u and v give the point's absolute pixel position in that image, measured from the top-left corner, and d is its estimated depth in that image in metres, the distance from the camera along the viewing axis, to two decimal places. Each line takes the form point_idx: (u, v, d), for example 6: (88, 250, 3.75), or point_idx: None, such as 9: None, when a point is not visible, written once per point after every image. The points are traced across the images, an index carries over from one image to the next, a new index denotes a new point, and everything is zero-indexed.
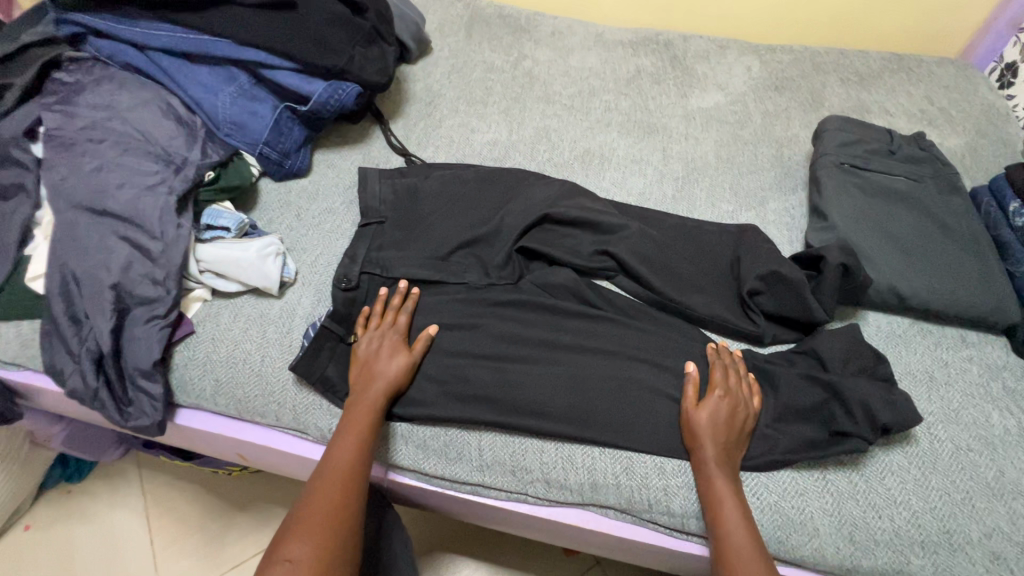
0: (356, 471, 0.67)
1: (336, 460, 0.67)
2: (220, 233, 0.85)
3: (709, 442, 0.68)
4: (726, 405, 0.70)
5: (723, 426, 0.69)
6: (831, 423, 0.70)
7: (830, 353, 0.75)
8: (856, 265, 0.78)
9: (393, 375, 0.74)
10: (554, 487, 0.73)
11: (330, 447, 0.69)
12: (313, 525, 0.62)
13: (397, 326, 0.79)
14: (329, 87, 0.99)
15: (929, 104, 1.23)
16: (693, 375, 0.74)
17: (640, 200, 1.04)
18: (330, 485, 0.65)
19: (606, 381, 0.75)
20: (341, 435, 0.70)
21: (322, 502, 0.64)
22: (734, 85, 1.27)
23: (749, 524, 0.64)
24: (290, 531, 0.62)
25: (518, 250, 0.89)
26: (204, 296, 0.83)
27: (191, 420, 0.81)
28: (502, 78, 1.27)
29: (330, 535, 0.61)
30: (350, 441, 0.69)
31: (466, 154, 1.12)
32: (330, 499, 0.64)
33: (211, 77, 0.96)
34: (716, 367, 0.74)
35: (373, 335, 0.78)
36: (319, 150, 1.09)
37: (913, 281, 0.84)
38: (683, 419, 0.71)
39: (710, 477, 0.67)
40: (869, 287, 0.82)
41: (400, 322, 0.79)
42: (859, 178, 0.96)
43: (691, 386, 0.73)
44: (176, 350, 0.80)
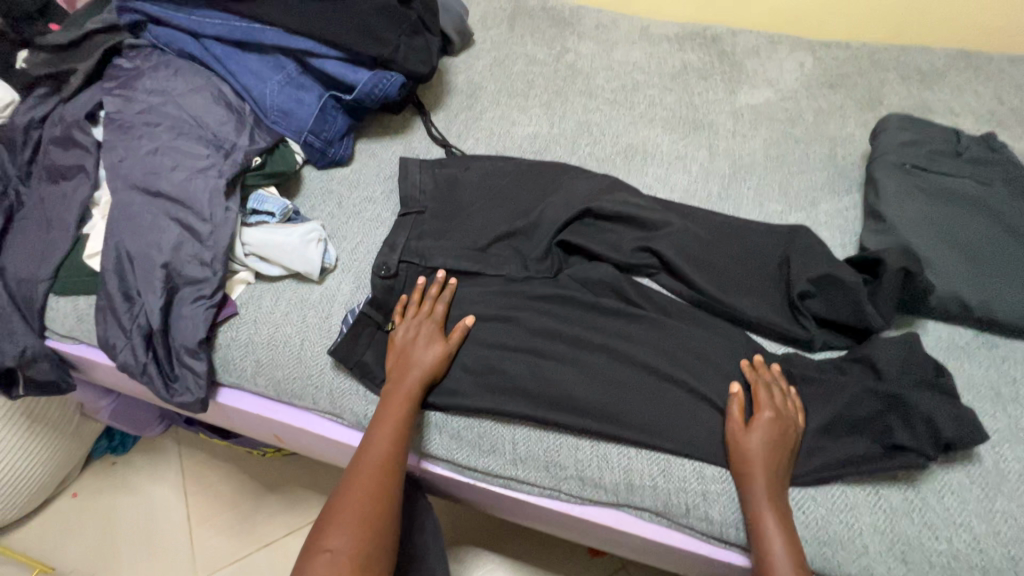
0: (392, 462, 0.67)
1: (372, 451, 0.68)
2: (265, 218, 0.88)
3: (758, 464, 0.65)
4: (776, 425, 0.66)
5: (773, 447, 0.66)
6: (887, 435, 0.66)
7: (888, 362, 0.71)
8: (917, 269, 0.74)
9: (431, 365, 0.74)
10: (589, 486, 0.71)
11: (367, 439, 0.69)
12: (347, 514, 0.63)
13: (434, 314, 0.79)
14: (374, 76, 0.99)
15: (998, 104, 1.15)
16: (739, 395, 0.70)
17: (683, 198, 1.01)
18: (366, 475, 0.66)
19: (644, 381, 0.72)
20: (378, 426, 0.70)
21: (358, 493, 0.65)
22: (785, 81, 1.22)
23: (798, 551, 0.62)
24: (328, 521, 0.63)
25: (557, 243, 0.87)
26: (248, 279, 0.85)
27: (232, 399, 0.83)
28: (544, 71, 1.26)
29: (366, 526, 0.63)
30: (387, 433, 0.69)
31: (505, 147, 1.11)
32: (366, 491, 0.65)
33: (261, 65, 0.97)
34: (761, 384, 0.70)
35: (410, 323, 0.78)
36: (361, 140, 1.10)
37: (980, 290, 0.78)
38: (729, 437, 0.68)
39: (758, 501, 0.64)
40: (930, 294, 0.77)
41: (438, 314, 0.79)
42: (921, 179, 0.90)
43: (737, 402, 0.70)
44: (220, 330, 0.82)
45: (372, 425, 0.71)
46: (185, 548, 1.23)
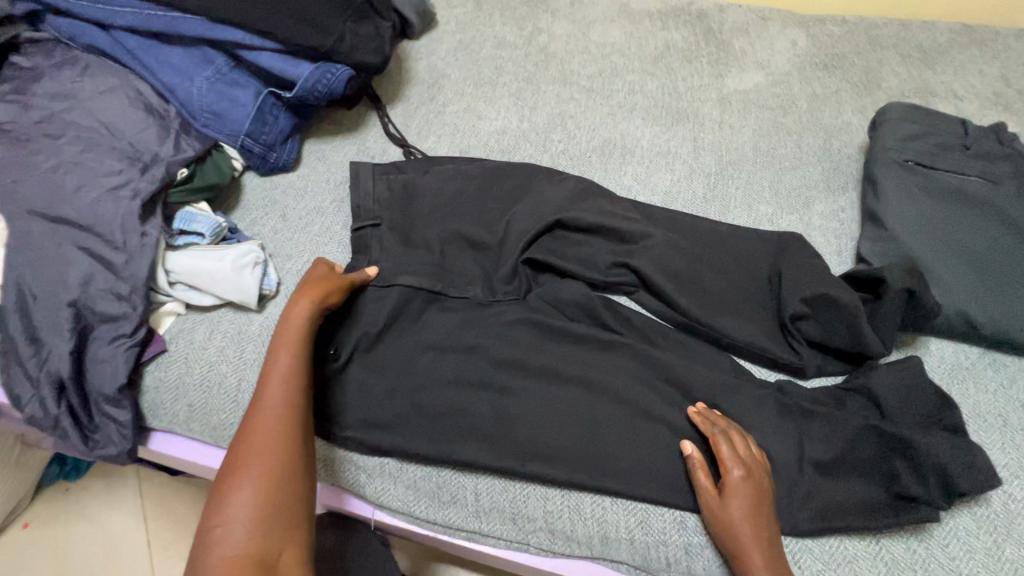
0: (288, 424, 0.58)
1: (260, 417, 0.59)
2: (194, 239, 0.77)
3: (745, 533, 0.57)
4: (750, 486, 0.59)
5: (751, 510, 0.58)
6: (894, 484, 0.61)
7: (889, 396, 0.64)
8: (921, 290, 0.66)
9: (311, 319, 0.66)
10: (560, 539, 0.64)
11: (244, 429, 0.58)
12: (237, 521, 0.51)
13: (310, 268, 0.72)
14: (317, 70, 0.87)
15: (1005, 85, 1.06)
16: (696, 458, 0.62)
17: (665, 200, 0.92)
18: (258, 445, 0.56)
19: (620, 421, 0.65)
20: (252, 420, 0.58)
21: (251, 464, 0.55)
22: (777, 63, 1.11)
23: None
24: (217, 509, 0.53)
25: (524, 259, 0.78)
26: (177, 310, 0.76)
27: (165, 445, 0.74)
28: (514, 55, 1.14)
29: (264, 529, 0.51)
30: (280, 389, 0.60)
31: (470, 144, 1.01)
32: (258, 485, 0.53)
33: (185, 60, 0.86)
34: (720, 438, 0.62)
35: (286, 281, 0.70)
36: (310, 140, 0.99)
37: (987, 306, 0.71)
38: (708, 513, 0.60)
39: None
40: (934, 314, 0.70)
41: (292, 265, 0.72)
42: (925, 179, 0.82)
43: (701, 469, 0.61)
44: (147, 371, 0.73)
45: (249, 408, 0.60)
46: None
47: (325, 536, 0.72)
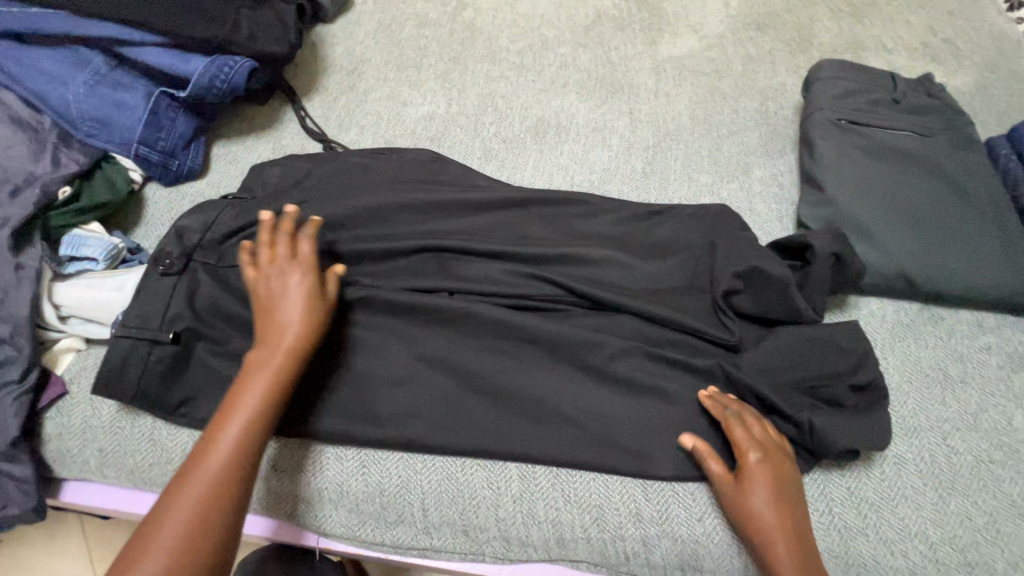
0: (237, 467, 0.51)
1: (203, 452, 0.51)
2: (88, 265, 0.69)
3: (764, 518, 0.54)
4: (768, 470, 0.56)
5: (771, 494, 0.55)
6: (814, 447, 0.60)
7: (818, 365, 0.64)
8: (847, 253, 0.66)
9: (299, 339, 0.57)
10: (515, 546, 0.62)
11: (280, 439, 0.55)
12: (168, 546, 0.46)
13: (300, 258, 0.61)
14: (213, 64, 0.79)
15: (931, 35, 1.06)
16: (700, 449, 0.59)
17: (604, 177, 0.89)
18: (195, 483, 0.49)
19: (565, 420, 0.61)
20: (224, 418, 0.53)
21: (197, 500, 0.48)
22: (710, 25, 1.08)
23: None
24: (144, 543, 0.46)
25: (438, 253, 0.72)
26: (76, 346, 0.68)
27: (81, 495, 0.68)
28: (438, 34, 1.07)
29: (198, 539, 0.47)
30: (239, 422, 0.53)
31: (397, 134, 0.94)
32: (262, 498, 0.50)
33: (55, 63, 0.76)
34: (735, 424, 0.59)
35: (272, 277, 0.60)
36: (218, 142, 0.90)
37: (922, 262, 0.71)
38: (728, 503, 0.57)
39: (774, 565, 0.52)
40: (864, 274, 0.70)
41: (302, 253, 0.61)
42: (859, 136, 0.81)
43: (716, 461, 0.58)
44: (47, 417, 0.66)
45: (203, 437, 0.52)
46: None
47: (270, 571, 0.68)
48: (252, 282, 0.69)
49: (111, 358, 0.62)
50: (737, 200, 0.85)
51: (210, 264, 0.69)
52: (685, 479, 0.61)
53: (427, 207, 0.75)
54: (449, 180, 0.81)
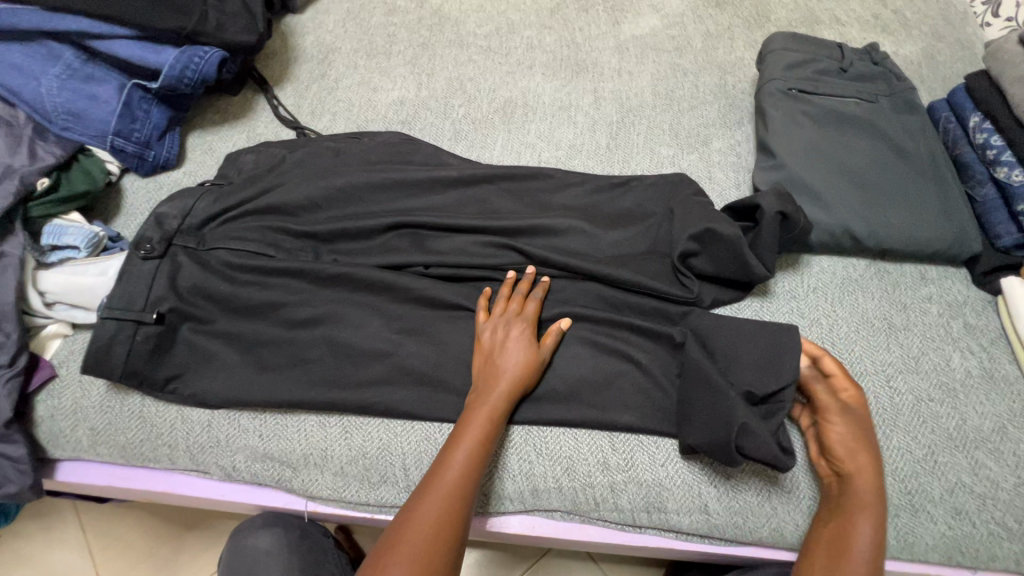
0: (468, 483, 0.57)
1: (453, 460, 0.58)
2: (69, 253, 0.71)
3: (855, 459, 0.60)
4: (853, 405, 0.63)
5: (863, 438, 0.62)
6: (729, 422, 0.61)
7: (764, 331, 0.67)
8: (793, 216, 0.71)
9: (523, 371, 0.64)
10: (493, 500, 0.66)
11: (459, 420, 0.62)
12: (410, 551, 0.52)
13: (526, 314, 0.68)
14: (182, 55, 0.81)
15: (883, 7, 1.09)
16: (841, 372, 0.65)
17: (570, 154, 0.92)
18: (451, 490, 0.56)
19: (523, 381, 0.64)
20: (459, 436, 0.60)
21: (417, 521, 0.54)
22: (672, 3, 1.10)
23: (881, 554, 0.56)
24: (392, 545, 0.53)
25: (411, 231, 0.76)
26: (63, 332, 0.71)
27: (75, 473, 0.70)
28: (406, 21, 1.09)
29: (431, 555, 0.52)
30: (466, 446, 0.59)
31: (368, 119, 0.96)
32: (445, 492, 0.56)
33: (26, 59, 0.77)
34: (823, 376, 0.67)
35: (497, 323, 0.67)
36: (193, 132, 0.92)
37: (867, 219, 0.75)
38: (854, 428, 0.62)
39: (852, 501, 0.58)
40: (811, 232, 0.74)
41: (528, 311, 0.69)
42: (808, 105, 0.85)
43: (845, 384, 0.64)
44: (38, 400, 0.69)
45: (442, 453, 0.59)
46: None
47: (260, 536, 0.71)
48: (231, 263, 0.71)
49: (97, 339, 0.65)
50: (696, 170, 0.89)
51: (190, 247, 0.72)
52: (648, 429, 0.65)
53: (398, 185, 0.78)
54: (420, 160, 0.84)
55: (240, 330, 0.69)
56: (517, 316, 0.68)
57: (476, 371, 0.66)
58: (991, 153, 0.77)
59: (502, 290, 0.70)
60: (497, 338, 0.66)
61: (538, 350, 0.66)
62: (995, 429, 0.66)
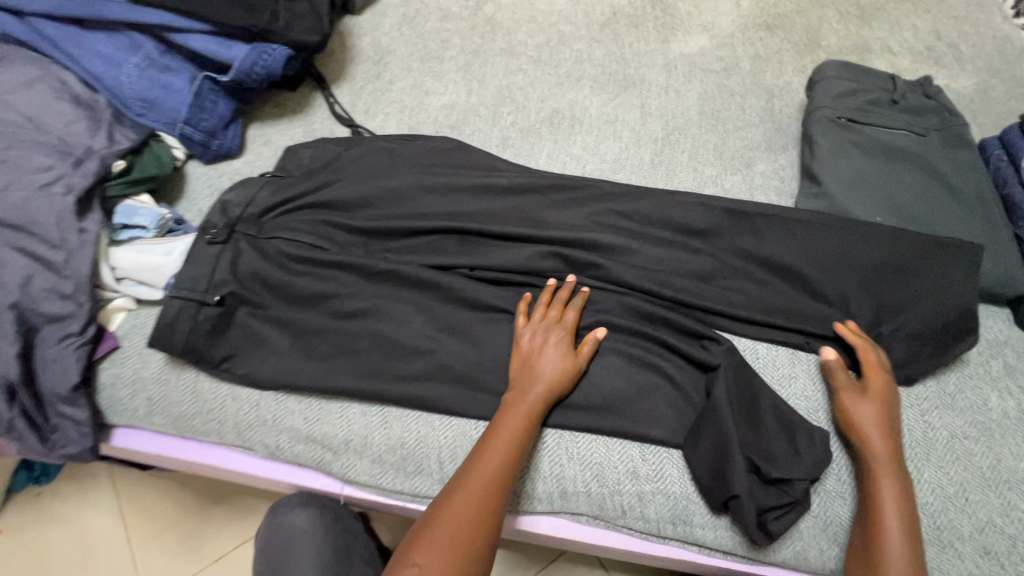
0: (502, 482, 0.59)
1: (487, 457, 0.60)
2: (137, 233, 0.76)
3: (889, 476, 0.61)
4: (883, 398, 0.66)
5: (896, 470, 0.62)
6: (759, 459, 0.62)
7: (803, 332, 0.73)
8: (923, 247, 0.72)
9: (559, 377, 0.66)
10: (523, 499, 0.68)
11: (494, 419, 0.64)
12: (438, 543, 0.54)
13: (564, 322, 0.70)
14: (253, 51, 0.85)
15: (936, 39, 1.08)
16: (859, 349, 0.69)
17: (613, 167, 0.94)
18: (483, 486, 0.58)
19: (558, 387, 0.66)
20: (495, 433, 0.62)
21: (451, 512, 0.56)
22: (722, 25, 1.11)
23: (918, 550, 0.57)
24: (423, 531, 0.55)
25: (458, 234, 0.78)
26: (128, 306, 0.75)
27: (129, 441, 0.74)
28: (460, 28, 1.12)
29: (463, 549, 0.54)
30: (501, 445, 0.61)
31: (420, 122, 1.00)
32: (482, 489, 0.58)
33: (109, 46, 0.83)
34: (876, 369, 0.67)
35: (537, 327, 0.69)
36: (254, 124, 0.97)
37: (922, 244, 0.73)
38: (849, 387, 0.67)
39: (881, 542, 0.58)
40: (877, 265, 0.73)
41: (567, 321, 0.70)
42: (856, 134, 0.85)
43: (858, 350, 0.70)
44: (101, 368, 0.73)
45: (476, 447, 0.62)
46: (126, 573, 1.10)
47: (297, 514, 0.75)
48: (289, 254, 0.75)
49: (163, 316, 0.69)
50: (739, 191, 0.91)
51: (251, 235, 0.76)
52: (681, 443, 0.67)
53: (448, 189, 0.81)
54: (469, 164, 0.87)
55: (294, 318, 0.73)
56: (556, 323, 0.70)
57: (513, 372, 0.68)
58: None
59: (542, 296, 0.73)
60: (536, 342, 0.68)
61: (576, 358, 0.68)
62: None
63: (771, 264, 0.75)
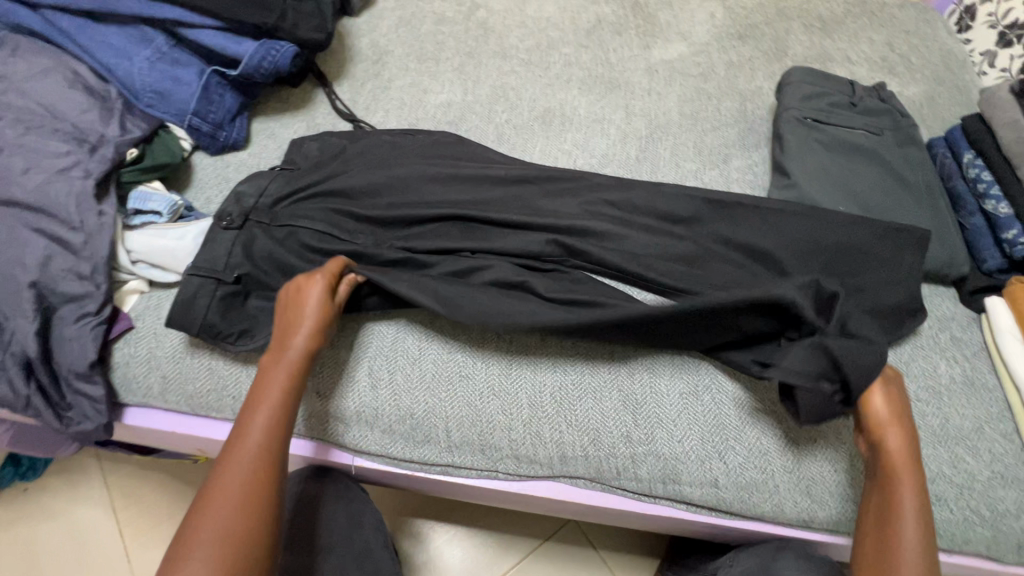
0: (274, 442, 0.62)
1: (246, 430, 0.62)
2: (151, 218, 0.79)
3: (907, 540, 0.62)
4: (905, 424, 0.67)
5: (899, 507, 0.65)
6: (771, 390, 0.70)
7: None
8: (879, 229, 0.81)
9: (312, 325, 0.67)
10: (525, 464, 0.73)
11: (254, 388, 0.65)
12: (215, 509, 0.57)
13: (325, 271, 0.71)
14: (261, 47, 0.88)
15: (890, 50, 1.19)
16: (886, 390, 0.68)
17: (602, 162, 1.01)
18: (252, 455, 0.60)
19: (315, 333, 0.68)
20: (253, 406, 0.64)
21: (223, 482, 0.59)
22: (698, 33, 1.20)
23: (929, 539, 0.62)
24: (202, 503, 0.58)
25: (460, 221, 0.84)
26: (141, 288, 0.78)
27: (141, 419, 0.77)
28: (454, 31, 1.18)
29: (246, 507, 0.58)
30: (261, 412, 0.63)
31: (418, 118, 1.05)
32: (249, 455, 0.60)
33: (120, 39, 0.85)
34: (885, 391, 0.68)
35: (297, 283, 0.70)
36: (257, 117, 1.00)
37: (879, 228, 0.82)
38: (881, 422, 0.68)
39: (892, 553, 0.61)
40: (841, 248, 0.81)
41: (328, 271, 0.71)
42: (820, 133, 0.94)
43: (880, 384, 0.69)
44: (115, 347, 0.75)
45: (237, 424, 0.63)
46: (120, 566, 1.09)
47: (309, 486, 0.78)
48: (302, 238, 0.79)
49: (182, 295, 0.72)
50: (717, 184, 0.98)
51: (263, 221, 0.80)
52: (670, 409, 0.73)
53: (450, 179, 0.87)
54: (468, 157, 0.92)
55: None
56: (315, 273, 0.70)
57: (274, 330, 0.69)
58: (981, 187, 0.86)
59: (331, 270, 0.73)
60: (296, 298, 0.69)
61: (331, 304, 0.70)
62: (974, 429, 0.74)
63: (749, 248, 0.82)
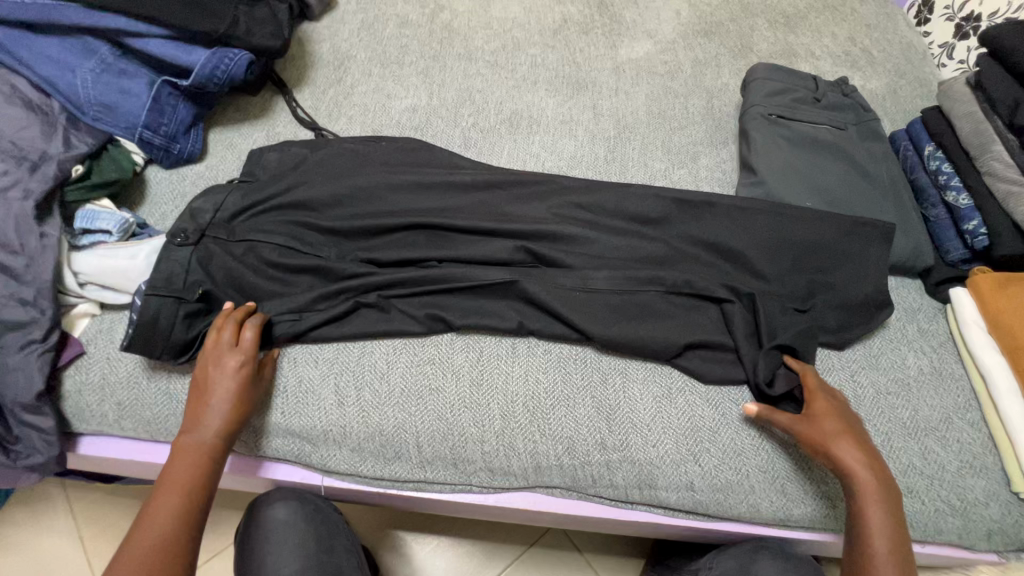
0: (181, 519, 0.59)
1: (156, 505, 0.59)
2: (101, 237, 0.75)
3: (872, 519, 0.61)
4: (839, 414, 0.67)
5: (886, 496, 0.62)
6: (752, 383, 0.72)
7: None
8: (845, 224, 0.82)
9: (227, 398, 0.65)
10: (500, 476, 0.72)
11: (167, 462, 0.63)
12: None
13: (239, 341, 0.68)
14: (213, 55, 0.85)
15: (852, 44, 1.20)
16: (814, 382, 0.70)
17: (570, 164, 1.00)
18: (154, 531, 0.58)
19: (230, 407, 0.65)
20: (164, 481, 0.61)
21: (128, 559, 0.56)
22: (664, 31, 1.20)
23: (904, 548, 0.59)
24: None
25: (426, 230, 0.82)
26: (92, 311, 0.74)
27: (96, 448, 0.73)
28: (418, 33, 1.16)
29: None
30: (171, 487, 0.60)
31: (383, 124, 1.02)
32: (153, 534, 0.57)
33: (61, 51, 0.82)
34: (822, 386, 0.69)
35: (208, 355, 0.67)
36: (215, 128, 0.97)
37: (845, 223, 0.82)
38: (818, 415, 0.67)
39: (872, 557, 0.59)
40: (809, 244, 0.82)
41: (241, 337, 0.68)
42: (786, 129, 0.94)
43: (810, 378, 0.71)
44: (65, 375, 0.72)
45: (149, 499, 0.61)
46: None
47: (278, 508, 0.76)
48: (261, 253, 0.77)
49: (134, 317, 0.69)
50: (686, 183, 0.98)
51: (221, 237, 0.77)
52: None
53: (415, 187, 0.85)
54: (433, 163, 0.90)
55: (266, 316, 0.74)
56: (225, 343, 0.67)
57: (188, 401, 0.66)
58: (942, 179, 0.87)
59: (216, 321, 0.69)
60: (207, 369, 0.66)
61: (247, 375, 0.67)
62: (942, 419, 0.75)
63: (719, 247, 0.82)
